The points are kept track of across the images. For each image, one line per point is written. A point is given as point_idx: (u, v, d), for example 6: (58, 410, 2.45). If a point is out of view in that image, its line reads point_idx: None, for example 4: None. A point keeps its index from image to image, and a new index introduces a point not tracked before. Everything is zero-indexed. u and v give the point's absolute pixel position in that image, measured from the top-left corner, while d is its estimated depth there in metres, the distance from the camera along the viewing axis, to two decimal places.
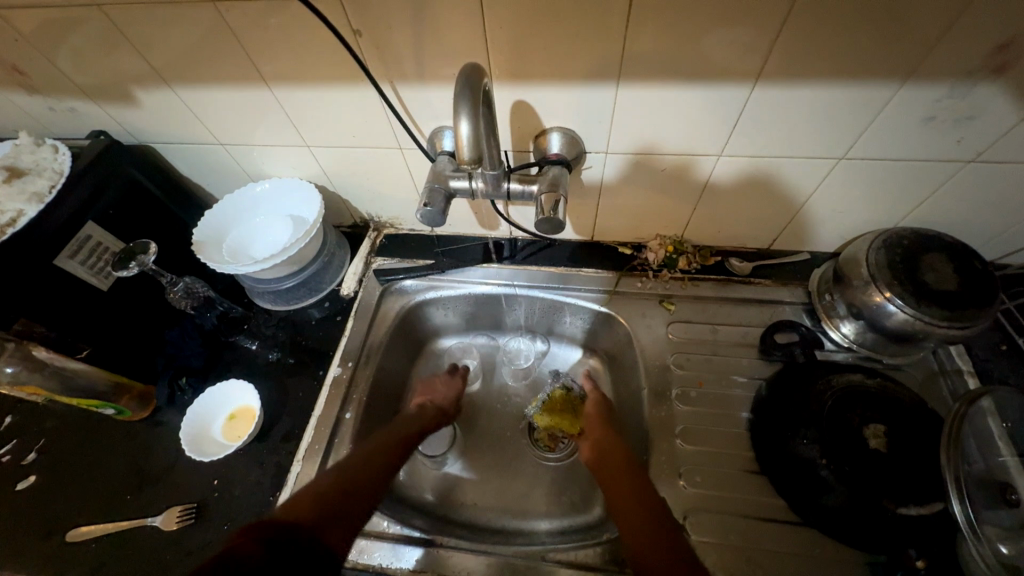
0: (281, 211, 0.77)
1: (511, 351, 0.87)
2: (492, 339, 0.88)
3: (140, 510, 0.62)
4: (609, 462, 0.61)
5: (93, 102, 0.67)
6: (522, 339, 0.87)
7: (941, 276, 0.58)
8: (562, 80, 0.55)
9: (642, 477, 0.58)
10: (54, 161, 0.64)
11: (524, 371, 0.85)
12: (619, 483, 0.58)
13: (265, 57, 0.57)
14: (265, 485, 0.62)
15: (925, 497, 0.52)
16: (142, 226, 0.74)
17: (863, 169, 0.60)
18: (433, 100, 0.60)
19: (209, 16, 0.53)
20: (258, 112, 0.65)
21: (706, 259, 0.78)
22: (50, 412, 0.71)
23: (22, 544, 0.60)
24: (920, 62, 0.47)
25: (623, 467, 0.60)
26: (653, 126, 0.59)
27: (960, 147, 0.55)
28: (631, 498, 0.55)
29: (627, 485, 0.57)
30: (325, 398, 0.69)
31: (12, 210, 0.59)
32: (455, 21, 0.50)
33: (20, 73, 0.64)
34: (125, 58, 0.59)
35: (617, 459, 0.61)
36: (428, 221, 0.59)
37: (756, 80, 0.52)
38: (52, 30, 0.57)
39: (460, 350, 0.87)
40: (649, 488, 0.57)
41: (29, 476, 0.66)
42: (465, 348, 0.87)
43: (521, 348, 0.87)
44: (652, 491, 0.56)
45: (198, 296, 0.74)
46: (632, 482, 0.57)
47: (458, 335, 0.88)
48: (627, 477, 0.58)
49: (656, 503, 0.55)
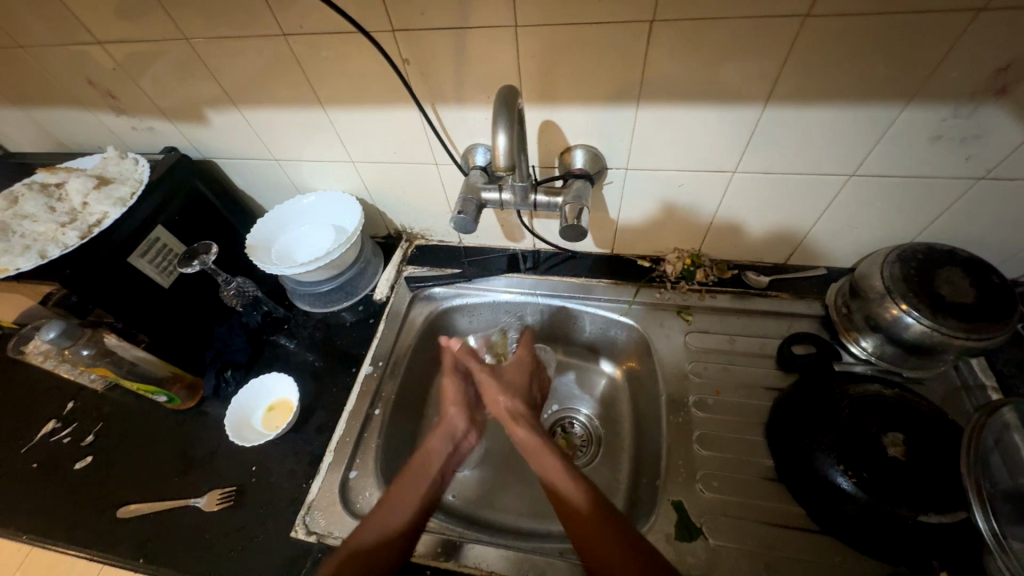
0: (325, 220, 0.83)
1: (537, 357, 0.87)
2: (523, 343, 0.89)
3: (183, 491, 0.66)
4: (582, 509, 0.55)
5: (169, 121, 0.76)
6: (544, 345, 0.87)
7: (957, 289, 0.59)
8: (587, 101, 0.60)
9: (612, 518, 0.54)
10: (134, 171, 0.73)
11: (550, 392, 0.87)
12: (599, 537, 0.52)
13: (322, 82, 0.64)
14: (299, 472, 0.66)
15: (948, 505, 0.51)
16: (201, 232, 0.82)
17: (875, 186, 0.63)
18: (468, 120, 0.66)
19: (278, 48, 0.61)
20: (311, 130, 0.73)
21: (723, 272, 0.81)
22: (108, 399, 0.78)
23: (78, 518, 0.65)
24: (923, 86, 0.51)
25: (597, 516, 0.54)
26: (671, 144, 0.64)
27: (969, 165, 0.58)
28: (613, 554, 0.50)
29: (607, 538, 0.52)
30: (357, 394, 0.73)
31: (99, 212, 0.67)
32: (491, 48, 0.56)
33: (112, 97, 0.74)
34: (201, 82, 0.68)
35: (590, 510, 0.55)
36: (460, 228, 0.64)
37: (767, 102, 0.56)
38: (144, 61, 0.66)
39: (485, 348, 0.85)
40: (622, 527, 0.53)
41: (87, 457, 0.72)
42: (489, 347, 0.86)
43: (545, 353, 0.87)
44: (630, 533, 0.52)
45: (247, 295, 0.81)
46: (610, 534, 0.52)
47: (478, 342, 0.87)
48: (599, 526, 0.53)
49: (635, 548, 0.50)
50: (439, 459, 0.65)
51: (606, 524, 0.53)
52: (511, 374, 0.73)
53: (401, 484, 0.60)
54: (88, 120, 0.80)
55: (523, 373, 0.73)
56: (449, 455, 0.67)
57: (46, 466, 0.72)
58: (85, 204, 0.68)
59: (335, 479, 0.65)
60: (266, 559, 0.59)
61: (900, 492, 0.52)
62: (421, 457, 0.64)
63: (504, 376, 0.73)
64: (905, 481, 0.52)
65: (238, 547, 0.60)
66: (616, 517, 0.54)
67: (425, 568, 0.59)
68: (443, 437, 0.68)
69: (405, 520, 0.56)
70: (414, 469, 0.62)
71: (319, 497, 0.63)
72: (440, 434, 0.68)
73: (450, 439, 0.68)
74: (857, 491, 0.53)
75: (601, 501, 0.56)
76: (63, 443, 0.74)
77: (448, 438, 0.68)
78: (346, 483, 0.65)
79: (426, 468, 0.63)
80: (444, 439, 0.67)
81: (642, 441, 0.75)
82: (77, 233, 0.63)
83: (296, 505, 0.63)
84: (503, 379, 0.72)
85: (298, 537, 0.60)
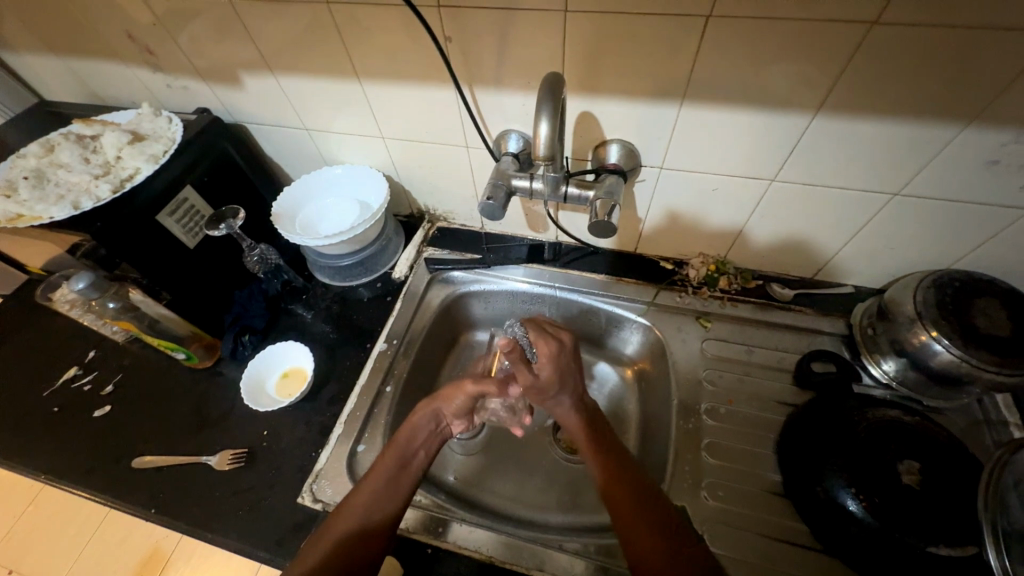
0: (350, 194, 0.83)
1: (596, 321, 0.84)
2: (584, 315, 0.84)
3: (196, 448, 0.68)
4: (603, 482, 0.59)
5: (204, 82, 0.76)
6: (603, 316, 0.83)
7: (992, 321, 0.57)
8: (629, 95, 0.59)
9: (639, 484, 0.58)
10: (168, 129, 0.74)
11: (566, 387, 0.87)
12: (622, 505, 0.56)
13: (361, 54, 0.63)
14: (309, 441, 0.67)
15: (959, 539, 0.50)
16: (228, 195, 0.82)
17: (919, 207, 0.61)
18: (505, 105, 0.65)
19: (320, 16, 0.60)
20: (345, 102, 0.72)
21: (746, 281, 0.79)
22: (128, 352, 0.80)
23: (94, 464, 0.67)
24: (986, 107, 0.49)
25: (621, 484, 0.57)
26: (710, 146, 0.62)
27: (1022, 195, 0.55)
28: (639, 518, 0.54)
29: (632, 509, 0.55)
30: (369, 369, 0.74)
31: (131, 167, 0.67)
32: (536, 33, 0.55)
33: (150, 53, 0.74)
34: (240, 45, 0.68)
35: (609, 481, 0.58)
36: (487, 214, 0.63)
37: (817, 111, 0.54)
38: (185, 19, 0.66)
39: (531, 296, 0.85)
40: (647, 493, 0.57)
41: (105, 405, 0.74)
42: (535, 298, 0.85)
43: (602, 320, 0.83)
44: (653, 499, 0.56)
45: (269, 263, 0.81)
46: (634, 501, 0.56)
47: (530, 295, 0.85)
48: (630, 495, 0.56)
49: (662, 513, 0.55)
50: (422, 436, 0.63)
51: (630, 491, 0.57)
52: (546, 375, 0.65)
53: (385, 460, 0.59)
54: (124, 73, 0.80)
55: (556, 374, 0.65)
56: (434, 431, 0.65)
57: (66, 411, 0.74)
58: (118, 158, 0.68)
59: (343, 452, 0.66)
60: (272, 522, 0.60)
61: (910, 521, 0.51)
62: (405, 431, 0.62)
63: (539, 378, 0.66)
64: (916, 510, 0.51)
65: (246, 507, 0.61)
66: (643, 484, 0.58)
67: (425, 546, 0.60)
68: (427, 414, 0.64)
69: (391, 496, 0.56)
70: (399, 441, 0.61)
71: (327, 467, 0.64)
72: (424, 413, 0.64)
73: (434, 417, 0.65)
74: (866, 515, 0.52)
75: (626, 467, 0.60)
76: (83, 390, 0.76)
77: (432, 416, 0.64)
78: (354, 456, 0.66)
79: (412, 442, 0.62)
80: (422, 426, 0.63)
81: (648, 443, 0.75)
82: (110, 187, 0.64)
83: (304, 472, 0.64)
84: (543, 384, 0.65)
85: (304, 503, 0.61)
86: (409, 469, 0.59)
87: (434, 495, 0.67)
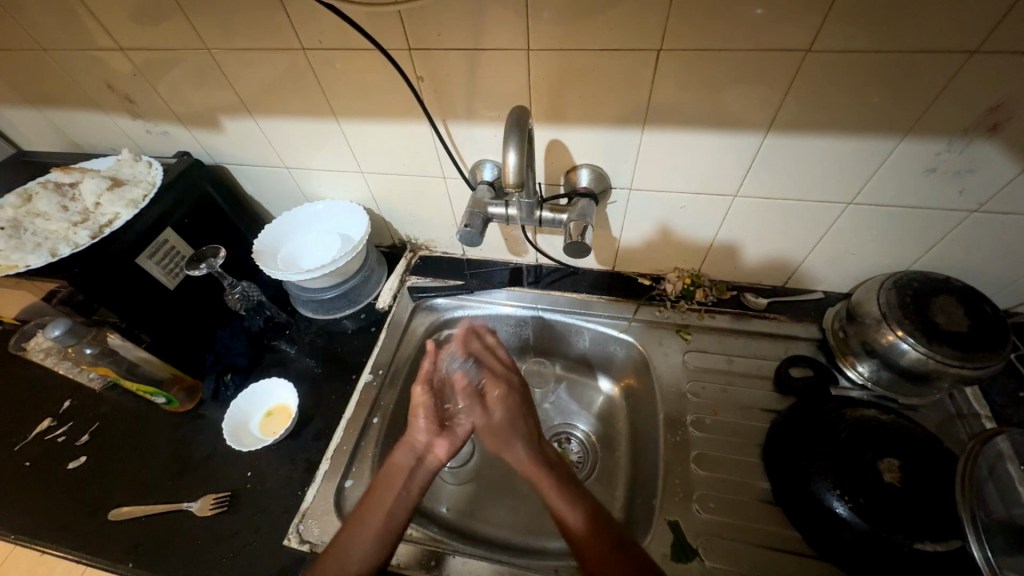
0: (330, 228, 0.85)
1: (573, 343, 0.86)
2: (564, 338, 0.86)
3: (176, 495, 0.66)
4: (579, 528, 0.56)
5: (184, 126, 0.78)
6: (583, 338, 0.85)
7: (951, 318, 0.60)
8: (594, 123, 0.62)
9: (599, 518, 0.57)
10: (147, 174, 0.75)
11: (558, 407, 0.87)
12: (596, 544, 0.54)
13: (337, 96, 0.66)
14: (296, 479, 0.66)
15: (943, 533, 0.51)
16: (210, 234, 0.83)
17: (872, 215, 0.65)
18: (478, 136, 0.68)
19: (296, 62, 0.63)
20: (323, 140, 0.74)
21: (722, 292, 0.82)
22: (105, 399, 0.78)
23: (69, 518, 0.65)
24: (917, 121, 0.53)
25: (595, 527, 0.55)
26: (672, 166, 0.65)
27: (962, 198, 0.59)
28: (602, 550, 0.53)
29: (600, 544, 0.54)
30: (355, 402, 0.73)
31: (110, 213, 0.68)
32: (503, 69, 0.58)
33: (130, 101, 0.76)
34: (219, 91, 0.70)
35: (583, 533, 0.55)
36: (466, 240, 0.65)
37: (768, 130, 0.58)
38: (163, 68, 0.68)
39: (517, 316, 0.85)
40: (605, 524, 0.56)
41: (80, 456, 0.72)
42: (520, 321, 0.86)
43: (582, 342, 0.85)
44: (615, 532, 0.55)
45: (251, 300, 0.80)
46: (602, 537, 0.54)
47: (515, 315, 0.86)
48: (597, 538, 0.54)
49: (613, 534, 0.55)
50: (401, 473, 0.61)
51: (601, 535, 0.55)
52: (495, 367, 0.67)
53: (371, 506, 0.58)
54: (104, 122, 0.82)
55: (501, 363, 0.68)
56: (416, 468, 0.62)
57: (38, 464, 0.71)
58: (97, 204, 0.69)
59: (330, 489, 0.64)
60: (257, 567, 0.58)
61: (897, 519, 0.51)
62: (386, 472, 0.61)
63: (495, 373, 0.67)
64: (900, 509, 0.52)
65: (229, 554, 0.59)
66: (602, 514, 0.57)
67: None
68: (405, 450, 0.63)
69: (377, 539, 0.55)
70: (379, 486, 0.59)
71: (314, 506, 0.63)
72: (405, 452, 0.62)
73: (414, 452, 0.63)
74: (852, 518, 0.52)
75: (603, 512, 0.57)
76: (57, 442, 0.74)
77: (410, 450, 0.63)
78: (341, 492, 0.64)
79: (393, 482, 0.60)
80: (398, 474, 0.61)
81: (639, 459, 0.75)
82: (88, 233, 0.64)
83: (290, 513, 0.63)
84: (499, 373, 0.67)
85: (291, 545, 0.59)
86: (395, 515, 0.57)
87: (429, 528, 0.66)
